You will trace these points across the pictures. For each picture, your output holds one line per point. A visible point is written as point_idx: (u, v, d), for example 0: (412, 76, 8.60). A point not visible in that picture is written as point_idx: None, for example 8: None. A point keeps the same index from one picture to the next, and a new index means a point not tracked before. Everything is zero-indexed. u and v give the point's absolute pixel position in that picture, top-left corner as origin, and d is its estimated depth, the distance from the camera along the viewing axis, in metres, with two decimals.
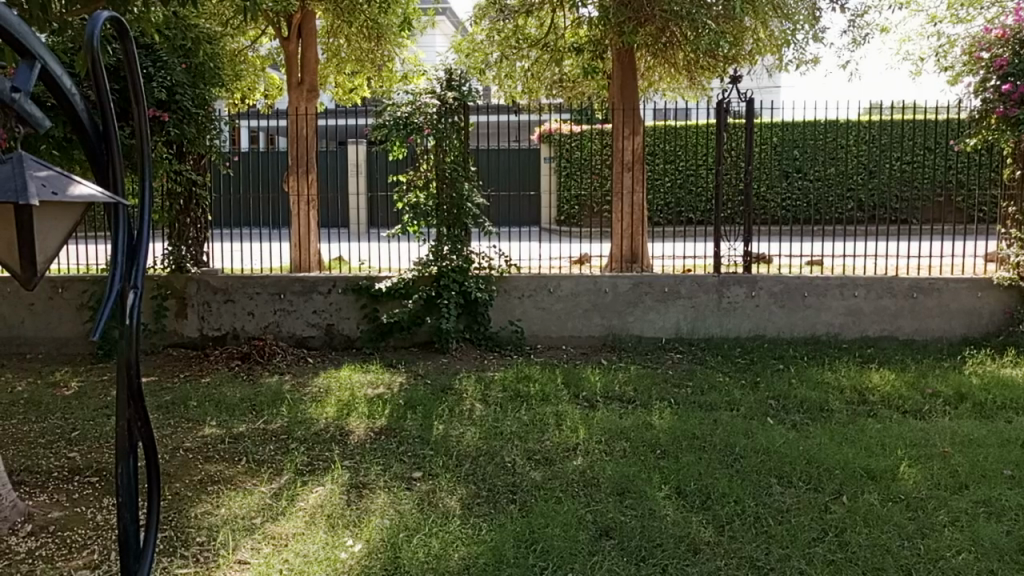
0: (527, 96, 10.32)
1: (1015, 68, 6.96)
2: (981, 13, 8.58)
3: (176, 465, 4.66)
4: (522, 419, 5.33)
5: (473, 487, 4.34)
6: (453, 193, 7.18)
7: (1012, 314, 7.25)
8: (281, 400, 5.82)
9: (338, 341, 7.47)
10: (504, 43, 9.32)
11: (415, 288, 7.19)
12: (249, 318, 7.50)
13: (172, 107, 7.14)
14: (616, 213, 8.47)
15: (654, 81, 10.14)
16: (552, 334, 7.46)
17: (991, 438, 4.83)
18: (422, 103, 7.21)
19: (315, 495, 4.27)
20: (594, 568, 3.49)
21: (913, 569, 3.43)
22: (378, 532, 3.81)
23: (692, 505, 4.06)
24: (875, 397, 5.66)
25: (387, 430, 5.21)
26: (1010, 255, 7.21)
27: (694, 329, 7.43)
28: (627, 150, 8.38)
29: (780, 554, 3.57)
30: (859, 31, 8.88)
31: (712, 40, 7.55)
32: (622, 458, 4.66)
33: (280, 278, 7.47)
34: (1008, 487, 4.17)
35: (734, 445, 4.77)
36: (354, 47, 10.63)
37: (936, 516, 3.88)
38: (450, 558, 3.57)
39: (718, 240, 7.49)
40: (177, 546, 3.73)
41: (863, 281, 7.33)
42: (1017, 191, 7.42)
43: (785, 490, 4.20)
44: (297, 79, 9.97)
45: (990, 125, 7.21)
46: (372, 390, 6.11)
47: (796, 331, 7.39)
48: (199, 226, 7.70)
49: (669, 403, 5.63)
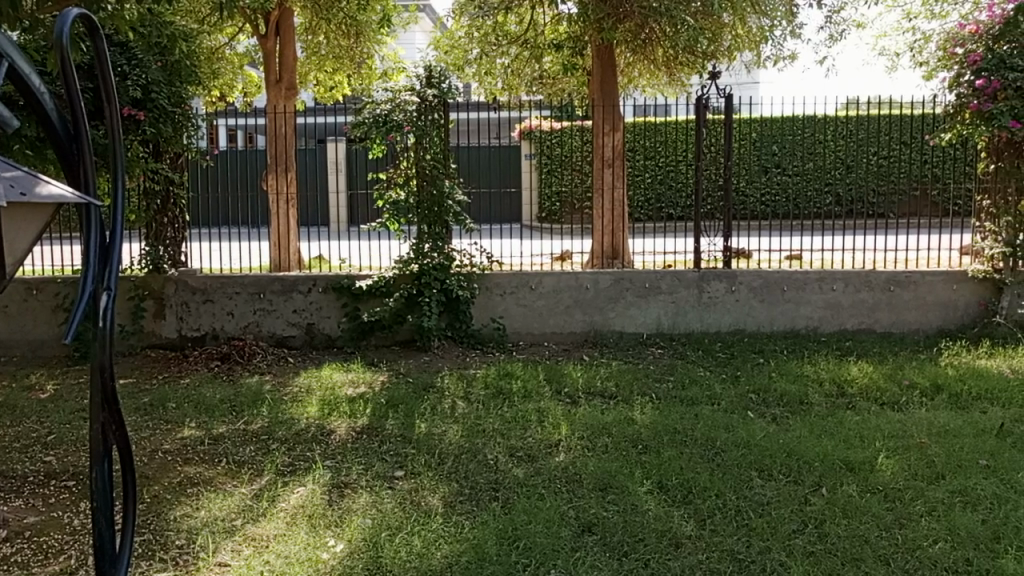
0: (508, 92, 10.35)
1: (989, 63, 7.01)
2: (956, 10, 8.66)
3: (154, 468, 4.62)
4: (505, 416, 5.33)
5: (456, 485, 4.33)
6: (433, 190, 7.15)
7: (986, 306, 7.36)
8: (261, 400, 5.78)
9: (319, 341, 7.44)
10: (483, 40, 9.34)
11: (396, 287, 7.18)
12: (228, 318, 7.44)
13: (148, 106, 7.03)
14: (597, 211, 8.48)
15: (634, 78, 10.19)
16: (534, 331, 7.47)
17: (967, 428, 4.89)
18: (402, 101, 7.16)
19: (296, 495, 4.24)
20: (577, 564, 3.50)
21: (891, 559, 3.47)
22: (360, 532, 3.80)
23: (674, 499, 4.09)
24: (854, 390, 5.72)
25: (368, 429, 5.19)
26: (985, 249, 7.32)
27: (675, 324, 7.46)
28: (608, 146, 8.42)
29: (760, 547, 3.60)
30: (836, 27, 8.97)
31: (691, 36, 7.57)
32: (604, 454, 4.67)
33: (260, 277, 7.42)
34: (983, 476, 4.22)
35: (715, 439, 4.79)
36: (333, 44, 10.57)
37: (913, 506, 3.93)
38: (433, 557, 3.56)
39: (698, 235, 7.53)
40: (156, 549, 3.69)
41: (841, 275, 7.40)
42: (990, 185, 7.46)
43: (765, 483, 4.23)
44: (275, 77, 9.89)
45: (965, 120, 7.25)
46: (354, 389, 6.07)
47: (776, 325, 7.45)
48: (177, 226, 7.61)
49: (650, 398, 5.66)
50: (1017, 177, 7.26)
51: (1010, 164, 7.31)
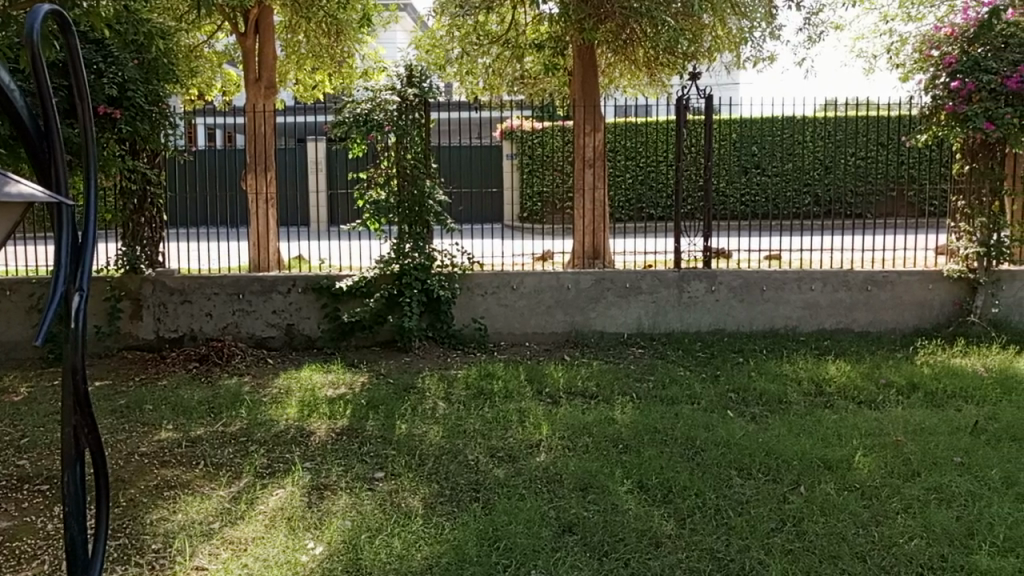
0: (490, 92, 10.33)
1: (964, 65, 7.11)
2: (932, 12, 8.76)
3: (130, 471, 4.56)
4: (485, 417, 5.32)
5: (436, 486, 4.32)
6: (414, 189, 7.12)
7: (961, 305, 7.45)
8: (240, 402, 5.73)
9: (298, 341, 7.39)
10: (464, 40, 9.42)
11: (376, 287, 7.14)
12: (207, 319, 7.37)
13: (124, 104, 6.93)
14: (578, 211, 8.49)
15: (615, 78, 10.21)
16: (515, 331, 7.47)
17: (942, 426, 4.95)
18: (382, 100, 7.13)
19: (275, 498, 4.20)
20: (557, 564, 3.50)
21: (868, 556, 3.51)
22: (339, 533, 3.77)
23: (654, 499, 4.10)
24: (832, 389, 5.78)
25: (348, 430, 5.16)
26: (960, 249, 7.41)
27: (656, 324, 7.49)
28: (589, 147, 8.43)
29: (739, 545, 3.62)
30: (815, 29, 9.04)
31: (672, 36, 7.60)
32: (584, 454, 4.67)
33: (238, 278, 7.36)
34: (958, 473, 4.28)
35: (695, 439, 4.82)
36: (313, 43, 10.48)
37: (889, 503, 3.97)
38: (413, 558, 3.55)
39: (678, 235, 7.56)
40: (131, 554, 3.64)
41: (819, 275, 7.46)
42: (965, 186, 7.55)
43: (745, 482, 4.25)
44: (254, 76, 9.80)
45: (940, 121, 7.34)
46: (334, 390, 6.04)
47: (755, 324, 7.50)
48: (154, 226, 7.51)
49: (631, 398, 5.68)
50: (990, 178, 7.34)
51: (984, 166, 7.39)
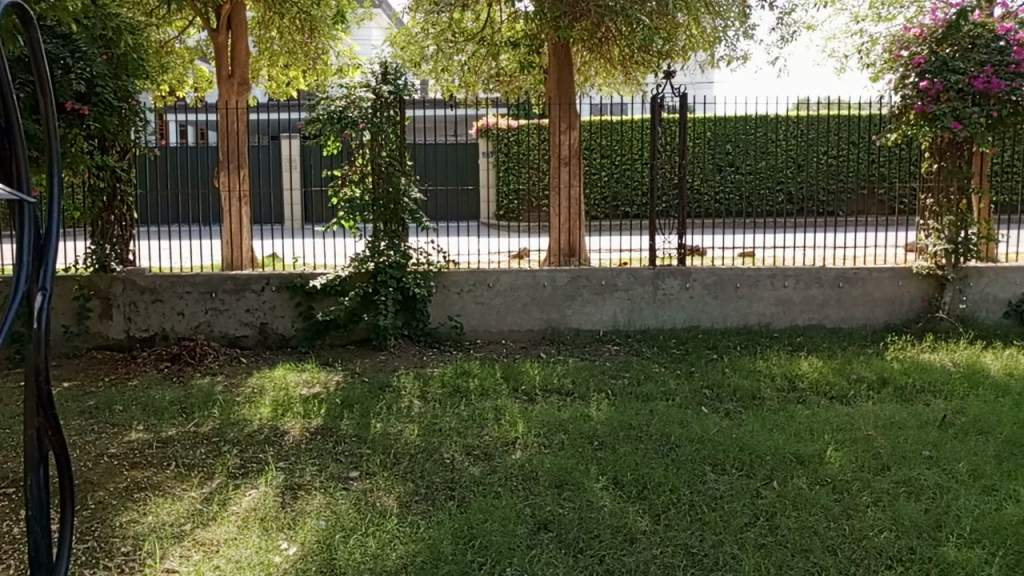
0: (465, 90, 10.28)
1: (933, 65, 7.22)
2: (902, 13, 8.88)
3: (99, 473, 4.48)
4: (461, 415, 5.30)
5: (411, 485, 4.30)
6: (389, 187, 7.07)
7: (930, 302, 7.58)
8: (213, 401, 5.66)
9: (272, 340, 7.31)
10: (439, 37, 9.25)
11: (351, 285, 7.09)
12: (179, 318, 7.28)
13: (92, 99, 6.79)
14: (554, 209, 8.50)
15: (591, 76, 10.24)
16: (491, 329, 7.46)
17: (911, 420, 5.03)
18: (356, 97, 7.08)
19: (248, 498, 4.16)
20: (532, 561, 3.50)
21: (839, 549, 3.55)
22: (313, 534, 3.74)
23: (628, 495, 4.12)
24: (804, 384, 5.84)
25: (323, 429, 5.12)
26: (929, 246, 7.53)
27: (631, 321, 7.52)
28: (564, 144, 8.46)
29: (713, 541, 3.64)
30: (787, 28, 9.13)
31: (646, 35, 7.63)
32: (560, 451, 4.68)
33: (211, 276, 7.27)
34: (926, 467, 4.34)
35: (669, 435, 4.84)
36: (286, 39, 10.38)
37: (860, 497, 4.02)
38: (388, 558, 3.52)
39: (654, 233, 7.59)
40: (100, 557, 3.58)
41: (792, 272, 7.54)
42: (934, 184, 7.67)
43: (719, 477, 4.29)
44: (227, 71, 9.66)
45: (910, 120, 7.44)
46: (308, 389, 5.99)
47: (729, 321, 7.56)
48: (124, 224, 7.39)
49: (606, 395, 5.70)
50: (958, 177, 7.45)
51: (952, 164, 7.51)
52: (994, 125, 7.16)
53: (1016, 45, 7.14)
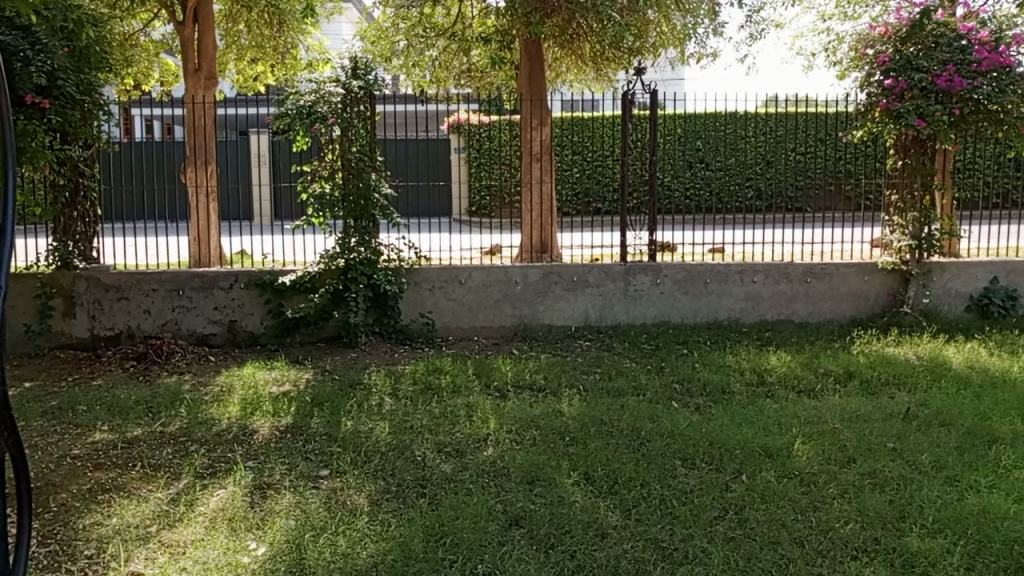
0: (436, 85, 10.22)
1: (897, 64, 7.35)
2: (867, 12, 9.01)
3: (61, 475, 4.39)
4: (433, 412, 5.28)
5: (382, 483, 4.28)
6: (360, 183, 6.99)
7: (895, 297, 7.71)
8: (180, 401, 5.57)
9: (241, 338, 7.22)
10: (410, 32, 9.24)
11: (321, 282, 7.02)
12: (145, 316, 7.15)
13: (53, 93, 6.61)
14: (525, 205, 8.51)
15: (562, 72, 10.24)
16: (463, 325, 7.45)
17: (876, 413, 5.11)
18: (326, 92, 7.01)
19: (215, 498, 4.10)
20: (503, 557, 3.50)
21: (806, 541, 3.60)
22: (282, 533, 3.70)
23: (599, 490, 4.14)
24: (773, 378, 5.91)
25: (292, 428, 5.07)
26: (893, 242, 7.65)
27: (602, 317, 7.55)
28: (535, 141, 8.51)
29: (684, 534, 3.67)
30: (756, 26, 9.22)
31: (616, 32, 7.71)
32: (531, 447, 4.68)
33: (178, 274, 7.16)
34: (891, 459, 4.42)
35: (640, 430, 4.87)
36: (255, 33, 10.33)
37: (826, 489, 4.08)
38: (358, 556, 3.50)
39: (625, 229, 7.62)
40: (63, 561, 3.52)
41: (761, 268, 7.63)
42: (898, 181, 7.79)
43: (689, 471, 4.32)
44: (194, 65, 9.49)
45: (875, 118, 7.57)
46: (278, 387, 5.93)
47: (699, 316, 7.62)
48: (87, 220, 7.25)
49: (578, 391, 5.72)
50: (921, 173, 7.58)
51: (915, 161, 7.64)
52: (956, 122, 7.29)
53: (977, 44, 7.25)
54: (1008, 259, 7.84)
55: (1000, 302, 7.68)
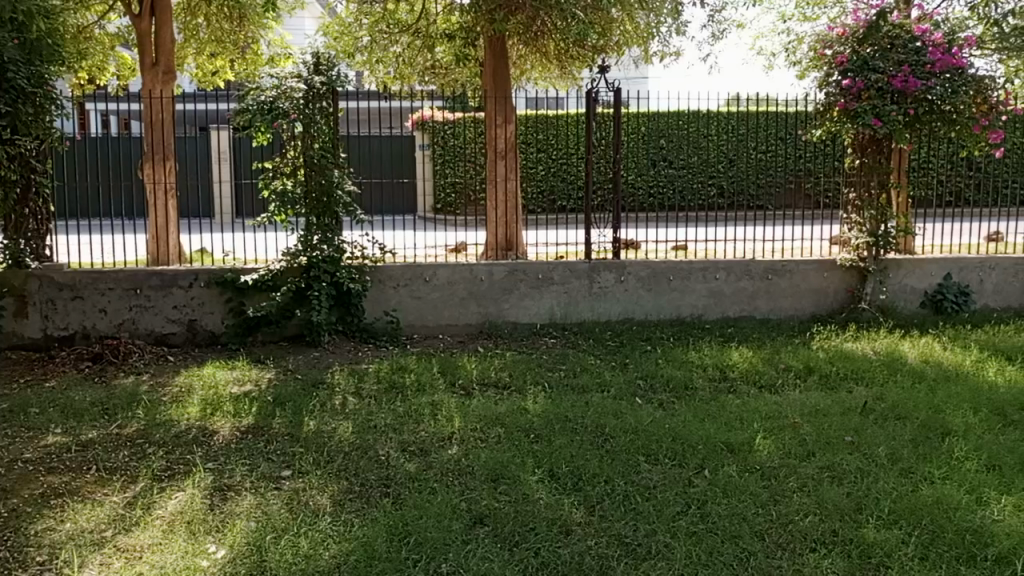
0: (400, 82, 10.17)
1: (854, 64, 7.48)
2: (825, 13, 9.17)
3: (12, 480, 4.26)
4: (397, 411, 5.24)
5: (346, 483, 4.23)
6: (322, 180, 6.89)
7: (853, 293, 7.86)
8: (137, 402, 5.45)
9: (201, 338, 7.09)
10: (373, 28, 9.29)
11: (283, 280, 6.92)
12: (101, 316, 6.99)
13: (3, 86, 6.28)
14: (491, 202, 8.50)
15: (527, 70, 10.19)
16: (428, 323, 7.41)
17: (835, 407, 5.21)
18: (287, 88, 6.89)
19: (173, 501, 4.02)
20: (468, 556, 3.49)
21: (767, 534, 3.65)
22: (243, 536, 3.64)
23: (564, 487, 4.15)
24: (735, 374, 5.99)
25: (254, 428, 4.99)
26: (852, 239, 7.79)
27: (567, 314, 7.57)
28: (501, 138, 8.44)
29: (647, 530, 3.70)
30: (718, 26, 9.32)
31: (580, 30, 7.66)
32: (496, 445, 4.68)
33: (135, 272, 7.00)
34: (848, 452, 4.50)
35: (604, 426, 4.89)
36: (214, 27, 10.14)
37: (786, 483, 4.15)
38: (321, 558, 3.46)
39: (589, 226, 7.65)
40: (13, 568, 3.42)
41: (723, 265, 7.72)
42: (856, 179, 7.94)
43: (652, 467, 4.36)
44: (151, 59, 9.29)
45: (833, 117, 7.72)
46: (239, 387, 5.83)
47: (663, 313, 7.69)
48: (40, 218, 7.07)
49: (543, 388, 5.72)
50: (877, 172, 7.74)
51: (872, 160, 7.77)
52: (911, 122, 7.44)
53: (932, 46, 7.40)
54: (961, 256, 8.02)
55: (953, 297, 7.85)
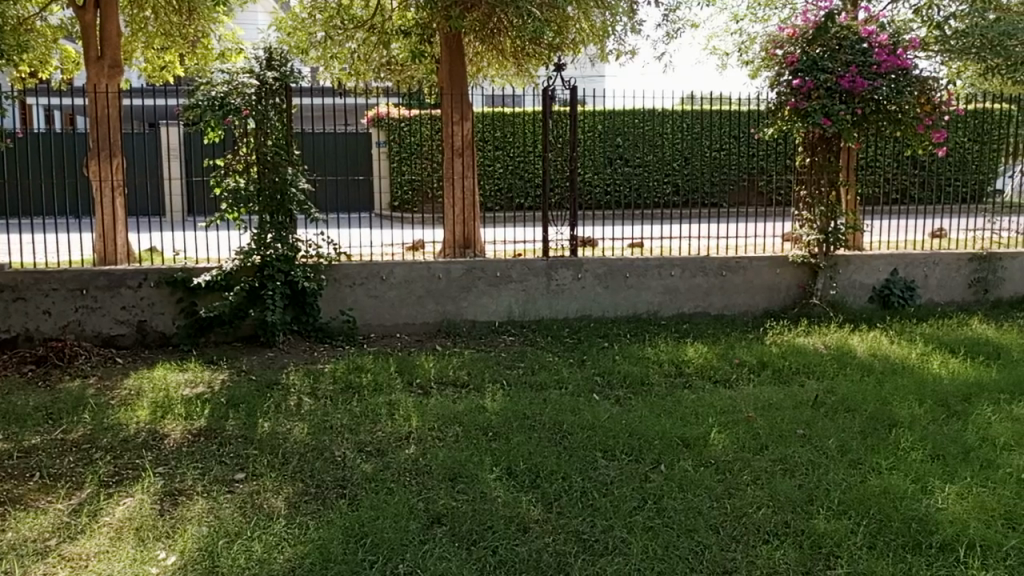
0: (356, 78, 10.05)
1: (804, 65, 7.64)
2: (776, 14, 9.33)
3: None
4: (353, 411, 5.18)
5: (301, 485, 4.17)
6: (275, 177, 6.75)
7: (805, 288, 8.03)
8: (83, 406, 5.29)
9: (151, 339, 6.92)
10: (327, 24, 9.18)
11: (236, 279, 6.77)
12: (45, 317, 6.77)
13: None
14: (448, 200, 8.49)
15: (483, 67, 10.19)
16: (386, 322, 7.35)
17: (787, 401, 5.31)
18: (240, 83, 6.74)
19: (122, 507, 3.90)
20: (425, 556, 3.46)
21: (721, 528, 3.70)
22: (194, 541, 3.56)
23: (522, 484, 4.15)
24: (690, 369, 6.06)
25: (206, 431, 4.88)
26: (803, 236, 7.92)
27: (526, 311, 7.58)
28: (457, 136, 8.46)
29: (604, 526, 3.72)
30: (673, 25, 9.40)
31: (536, 28, 7.63)
32: (454, 444, 4.65)
33: (81, 272, 6.80)
34: (800, 445, 4.60)
35: (562, 423, 4.91)
36: (162, 20, 9.86)
37: (740, 476, 4.21)
38: (275, 561, 3.41)
39: (547, 223, 7.67)
40: None
41: (678, 262, 7.81)
42: (806, 177, 8.09)
43: (609, 463, 4.39)
44: (96, 53, 9.03)
45: (785, 116, 7.87)
46: (191, 389, 5.69)
47: (620, 310, 7.75)
48: None
49: (501, 386, 5.71)
50: (827, 170, 7.89)
51: (822, 158, 7.92)
52: (859, 122, 7.61)
53: (878, 47, 7.57)
54: (906, 252, 8.25)
55: (899, 292, 8.08)
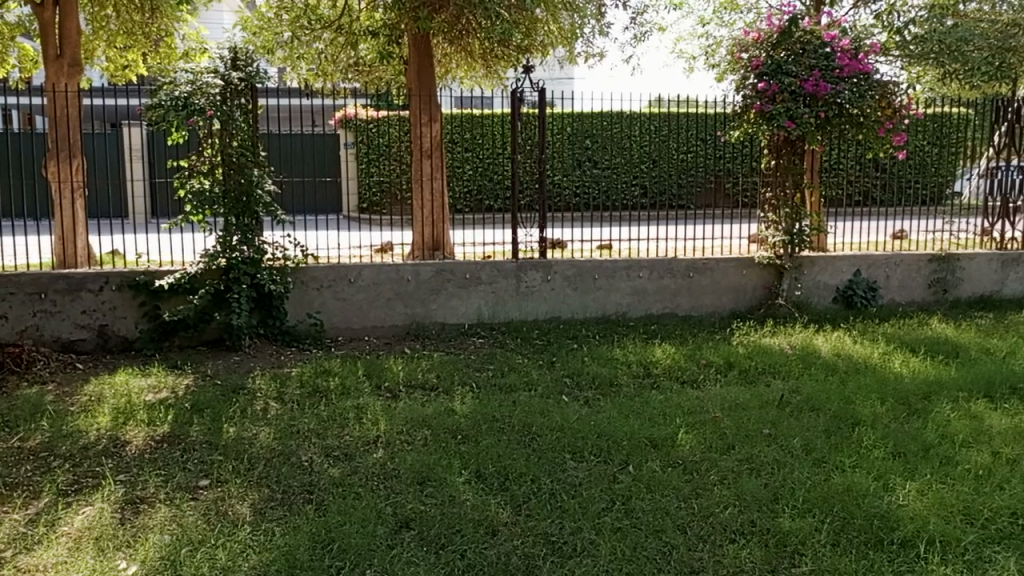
0: (323, 79, 9.98)
1: (769, 68, 7.75)
2: (741, 18, 9.46)
3: None
4: (320, 416, 5.13)
5: (267, 491, 4.11)
6: (241, 179, 6.65)
7: (770, 289, 8.13)
8: (42, 413, 5.16)
9: (113, 343, 6.78)
10: (293, 24, 9.08)
11: (200, 282, 6.66)
12: (2, 322, 6.60)
13: None
14: (417, 201, 8.42)
15: (452, 69, 10.16)
16: (354, 325, 7.29)
17: (753, 401, 5.37)
18: (204, 83, 6.61)
19: (81, 517, 3.81)
20: (393, 561, 3.43)
21: (689, 527, 3.73)
22: (156, 550, 3.49)
23: (490, 487, 4.14)
24: (658, 370, 6.10)
25: (169, 437, 4.79)
26: (769, 237, 8.02)
27: (495, 313, 7.57)
28: (427, 137, 8.31)
29: (573, 528, 3.72)
30: (640, 28, 9.47)
31: (504, 30, 7.59)
32: (422, 447, 4.62)
33: (40, 276, 6.64)
34: (766, 444, 4.65)
35: (531, 425, 4.90)
36: (124, 18, 9.68)
37: (708, 476, 4.25)
38: (240, 569, 3.35)
39: (516, 225, 7.67)
40: None
41: (646, 263, 7.86)
42: (772, 179, 8.20)
43: (578, 464, 4.39)
44: (55, 51, 8.84)
45: (750, 119, 7.98)
46: (153, 394, 5.59)
47: (589, 312, 7.78)
48: None
49: (470, 388, 5.69)
50: (792, 173, 7.99)
51: (787, 161, 8.01)
52: (823, 125, 7.69)
53: (840, 51, 7.70)
54: (869, 253, 8.40)
55: (862, 293, 8.22)
